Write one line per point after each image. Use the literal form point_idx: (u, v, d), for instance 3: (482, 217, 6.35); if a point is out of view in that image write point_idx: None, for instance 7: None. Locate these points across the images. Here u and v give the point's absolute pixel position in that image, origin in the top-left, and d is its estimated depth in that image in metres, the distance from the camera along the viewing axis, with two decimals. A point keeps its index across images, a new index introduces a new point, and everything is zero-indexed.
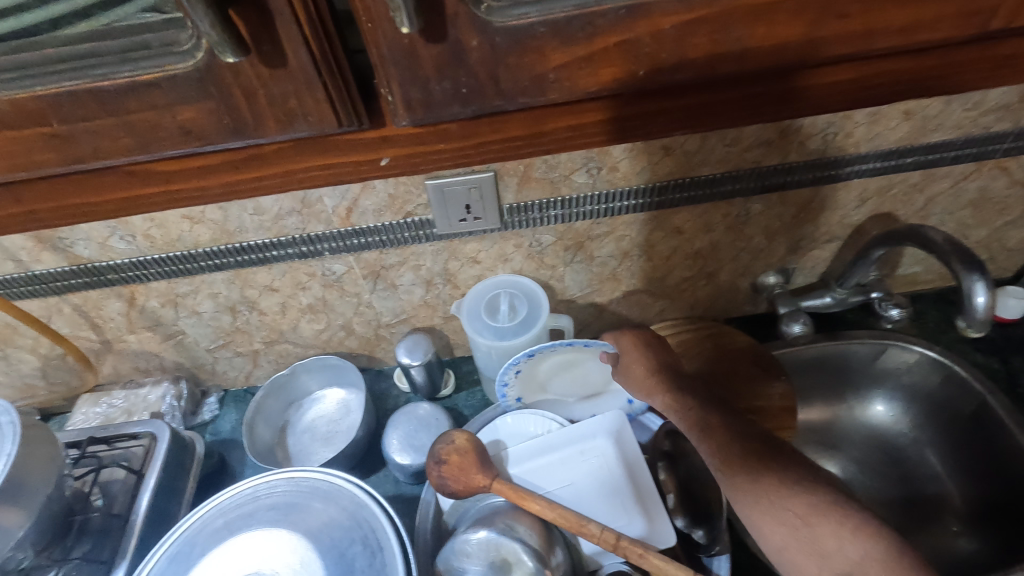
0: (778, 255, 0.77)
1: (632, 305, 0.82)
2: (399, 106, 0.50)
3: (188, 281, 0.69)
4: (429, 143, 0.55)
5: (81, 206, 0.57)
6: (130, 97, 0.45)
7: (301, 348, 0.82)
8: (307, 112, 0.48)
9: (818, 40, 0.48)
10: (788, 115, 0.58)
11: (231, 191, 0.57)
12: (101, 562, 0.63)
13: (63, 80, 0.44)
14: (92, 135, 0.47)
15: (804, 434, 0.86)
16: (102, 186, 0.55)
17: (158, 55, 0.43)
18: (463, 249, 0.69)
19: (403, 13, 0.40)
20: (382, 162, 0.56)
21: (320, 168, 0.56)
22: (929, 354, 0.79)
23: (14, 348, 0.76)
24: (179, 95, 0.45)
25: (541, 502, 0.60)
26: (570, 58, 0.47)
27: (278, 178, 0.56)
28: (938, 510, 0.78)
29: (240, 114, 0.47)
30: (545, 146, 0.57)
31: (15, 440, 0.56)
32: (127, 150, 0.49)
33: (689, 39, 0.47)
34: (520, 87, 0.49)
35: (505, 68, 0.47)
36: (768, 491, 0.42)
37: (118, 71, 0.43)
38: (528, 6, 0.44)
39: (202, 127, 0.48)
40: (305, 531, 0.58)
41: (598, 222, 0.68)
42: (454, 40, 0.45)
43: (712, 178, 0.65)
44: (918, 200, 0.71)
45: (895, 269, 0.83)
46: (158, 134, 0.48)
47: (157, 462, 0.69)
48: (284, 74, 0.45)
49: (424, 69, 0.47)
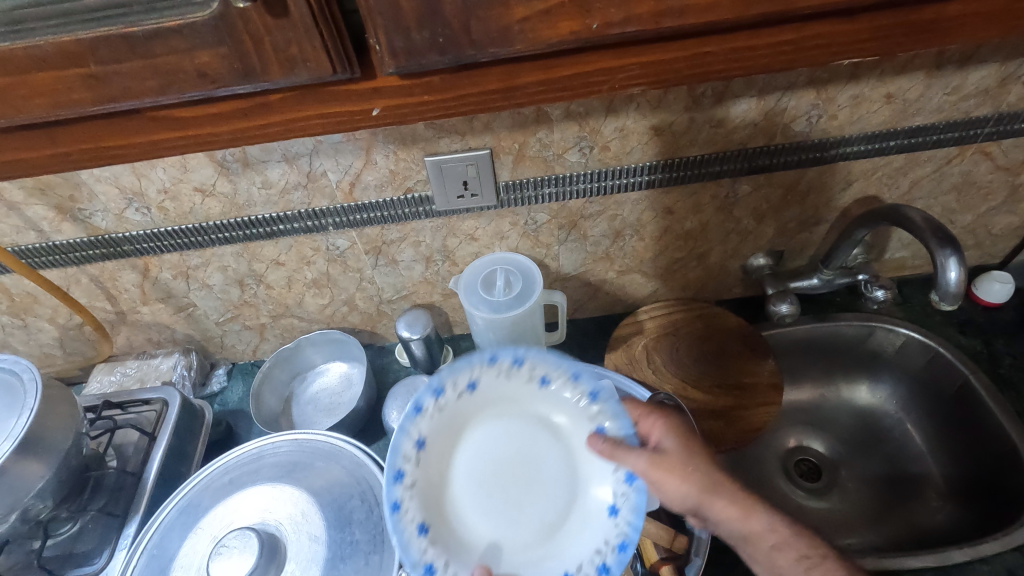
0: (767, 237, 0.79)
1: (625, 286, 0.85)
2: (385, 56, 0.46)
3: (199, 254, 0.72)
4: (415, 95, 0.50)
5: (109, 151, 0.50)
6: (156, 42, 0.42)
7: (306, 323, 0.85)
8: (305, 58, 0.44)
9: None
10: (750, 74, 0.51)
11: (244, 138, 0.51)
12: (116, 515, 0.66)
13: (96, 27, 0.41)
14: (124, 77, 0.44)
15: (792, 414, 0.89)
16: (121, 132, 0.49)
17: (180, 4, 0.40)
18: (462, 226, 0.72)
19: None
20: (373, 112, 0.51)
21: (318, 116, 0.51)
22: (914, 336, 0.82)
23: (34, 318, 0.80)
24: (199, 43, 0.42)
25: None
26: (532, 12, 0.44)
27: (282, 125, 0.51)
28: (919, 485, 0.80)
29: (250, 61, 0.44)
30: (514, 103, 0.51)
31: (37, 394, 0.60)
32: (154, 93, 0.45)
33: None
34: (490, 37, 0.45)
35: (477, 20, 0.44)
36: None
37: (145, 19, 0.41)
38: None
39: (219, 72, 0.44)
40: (308, 487, 0.61)
41: (592, 201, 0.70)
42: None
43: (698, 159, 0.67)
44: (902, 183, 0.73)
45: (882, 254, 0.85)
46: (179, 77, 0.44)
47: (168, 425, 0.73)
48: (286, 23, 0.42)
49: (406, 19, 0.43)
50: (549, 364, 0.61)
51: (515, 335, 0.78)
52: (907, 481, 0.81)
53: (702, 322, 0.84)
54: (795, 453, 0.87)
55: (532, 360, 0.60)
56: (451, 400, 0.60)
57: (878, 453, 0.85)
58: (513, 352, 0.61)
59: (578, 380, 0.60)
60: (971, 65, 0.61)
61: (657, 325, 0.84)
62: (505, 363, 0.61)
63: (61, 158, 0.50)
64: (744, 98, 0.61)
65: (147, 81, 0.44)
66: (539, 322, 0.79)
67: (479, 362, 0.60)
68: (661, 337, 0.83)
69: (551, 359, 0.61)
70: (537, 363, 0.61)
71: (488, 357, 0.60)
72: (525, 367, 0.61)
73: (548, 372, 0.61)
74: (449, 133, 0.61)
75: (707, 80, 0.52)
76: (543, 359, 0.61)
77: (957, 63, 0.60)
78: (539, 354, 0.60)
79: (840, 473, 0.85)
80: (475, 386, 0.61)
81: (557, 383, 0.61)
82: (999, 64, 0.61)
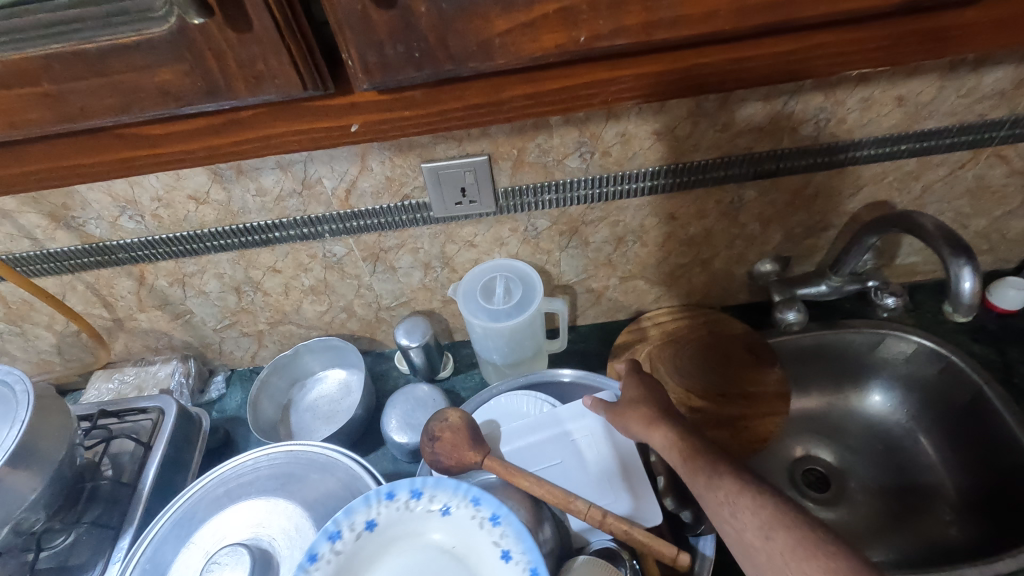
0: (774, 243, 0.77)
1: (628, 292, 0.83)
2: (357, 70, 0.48)
3: (194, 261, 0.71)
4: (393, 109, 0.53)
5: (79, 167, 0.55)
6: (113, 58, 0.44)
7: (304, 329, 0.84)
8: (273, 75, 0.47)
9: (745, 7, 0.46)
10: (735, 85, 0.54)
11: (215, 155, 0.55)
12: (110, 527, 0.66)
13: (50, 44, 0.43)
14: (80, 95, 0.47)
15: (800, 423, 0.87)
16: (93, 149, 0.53)
17: (135, 20, 0.43)
18: (460, 233, 0.71)
19: None
20: (352, 128, 0.54)
21: (295, 133, 0.54)
22: (925, 344, 0.79)
23: (31, 325, 0.79)
24: (156, 60, 0.45)
25: (530, 478, 0.61)
26: (514, 25, 0.46)
27: (256, 143, 0.54)
28: (932, 498, 0.78)
29: (213, 78, 0.47)
30: (503, 116, 0.54)
31: (29, 407, 0.59)
32: (115, 110, 0.49)
33: (624, 7, 0.45)
34: (469, 52, 0.47)
35: (455, 34, 0.46)
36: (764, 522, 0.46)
37: (99, 36, 0.43)
38: None
39: (180, 89, 0.47)
40: (303, 501, 0.60)
41: (593, 207, 0.69)
42: (405, 7, 0.43)
43: (703, 164, 0.65)
44: (914, 187, 0.71)
45: (893, 259, 0.83)
46: (139, 95, 0.47)
47: (164, 435, 0.72)
48: (250, 38, 0.44)
49: (380, 34, 0.45)
50: (449, 492, 0.55)
51: (515, 343, 0.77)
52: (919, 493, 0.79)
53: (705, 329, 0.83)
54: (802, 462, 0.85)
55: (433, 488, 0.55)
56: (348, 543, 0.52)
57: (888, 463, 0.83)
58: (409, 483, 0.55)
59: (479, 503, 0.53)
60: (986, 66, 0.58)
61: (661, 332, 0.83)
62: (402, 496, 0.55)
63: (30, 176, 0.56)
64: (750, 102, 0.59)
65: (105, 99, 0.47)
66: (540, 330, 0.78)
67: (373, 500, 0.54)
68: (665, 343, 0.82)
69: (451, 484, 0.55)
70: (437, 493, 0.55)
71: (382, 493, 0.55)
72: (425, 499, 0.55)
73: (450, 500, 0.55)
74: (446, 139, 0.60)
75: (701, 91, 0.55)
76: (442, 486, 0.55)
77: (972, 65, 0.58)
78: (438, 480, 0.55)
79: (849, 484, 0.83)
80: (372, 526, 0.53)
81: (460, 510, 0.54)
82: (1016, 65, 0.58)
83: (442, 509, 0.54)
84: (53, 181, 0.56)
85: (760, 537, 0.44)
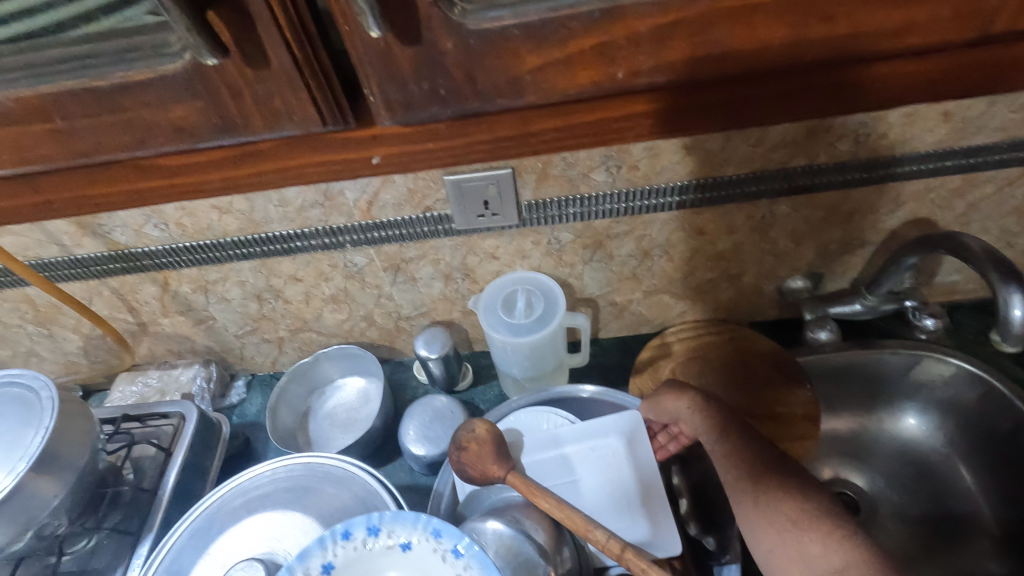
0: (807, 259, 0.75)
1: (652, 306, 0.81)
2: (381, 106, 0.52)
3: (217, 269, 0.71)
4: (417, 141, 0.56)
5: (98, 198, 0.61)
6: (124, 95, 0.48)
7: (324, 337, 0.84)
8: (291, 111, 0.51)
9: (799, 42, 0.49)
10: (792, 116, 0.57)
11: (233, 186, 0.60)
12: (129, 533, 0.66)
13: (66, 79, 0.48)
14: (92, 130, 0.52)
15: (828, 443, 0.84)
16: (117, 179, 0.59)
17: (150, 57, 0.47)
18: (482, 245, 0.70)
19: (368, 16, 0.43)
20: (373, 160, 0.58)
21: (312, 165, 0.59)
22: (965, 367, 0.75)
23: (59, 328, 0.80)
24: (170, 95, 0.49)
25: (551, 499, 0.60)
26: (546, 61, 0.49)
27: (276, 174, 0.59)
28: (967, 528, 0.75)
29: (228, 111, 0.50)
30: (532, 149, 0.58)
31: (53, 414, 0.60)
32: (128, 145, 0.53)
33: (666, 42, 0.48)
34: (498, 89, 0.50)
35: (482, 69, 0.49)
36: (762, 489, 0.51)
37: (113, 71, 0.47)
38: (503, 9, 0.46)
39: (193, 125, 0.51)
40: (318, 514, 0.60)
41: (619, 221, 0.67)
42: (430, 42, 0.47)
43: (735, 178, 0.63)
44: (957, 205, 0.68)
45: (932, 277, 0.79)
46: (152, 131, 0.52)
47: (185, 440, 0.72)
48: (267, 75, 0.48)
49: (403, 71, 0.49)
50: (408, 526, 0.50)
51: (536, 358, 0.76)
52: (953, 522, 0.76)
53: (732, 346, 0.80)
54: (831, 485, 0.82)
55: (393, 523, 0.51)
56: None
57: (922, 489, 0.79)
58: (365, 519, 0.51)
59: (441, 536, 0.49)
60: None
61: (686, 348, 0.81)
62: (358, 535, 0.50)
63: (75, 199, 0.61)
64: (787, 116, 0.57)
65: (123, 132, 0.52)
66: (561, 345, 0.77)
67: (327, 542, 0.50)
68: (689, 360, 0.79)
69: (411, 517, 0.51)
70: (395, 529, 0.50)
71: (337, 534, 0.50)
72: (383, 536, 0.50)
73: (410, 535, 0.50)
74: None
75: (751, 127, 0.58)
76: (401, 520, 0.51)
77: None
78: (397, 514, 0.51)
79: (880, 510, 0.79)
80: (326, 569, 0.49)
81: (419, 546, 0.50)
82: None
83: (402, 546, 0.50)
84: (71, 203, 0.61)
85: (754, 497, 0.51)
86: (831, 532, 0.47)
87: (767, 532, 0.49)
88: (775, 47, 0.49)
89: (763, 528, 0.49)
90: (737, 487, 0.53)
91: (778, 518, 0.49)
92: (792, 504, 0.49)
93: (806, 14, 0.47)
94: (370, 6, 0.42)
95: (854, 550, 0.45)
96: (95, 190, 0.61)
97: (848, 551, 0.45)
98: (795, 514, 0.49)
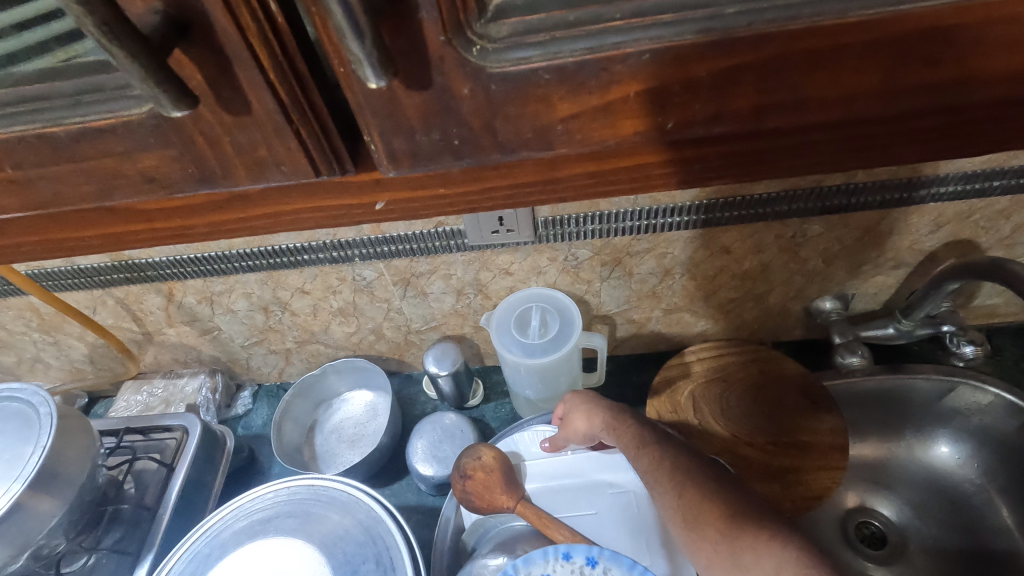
0: (837, 280, 0.71)
1: (672, 323, 0.78)
2: (382, 157, 0.36)
3: (221, 281, 0.69)
4: (427, 186, 0.40)
5: (64, 242, 0.44)
6: (85, 143, 0.33)
7: (331, 349, 0.81)
8: (279, 160, 0.35)
9: (901, 89, 0.32)
10: (877, 167, 0.40)
11: (220, 233, 0.43)
12: (128, 552, 0.64)
13: (7, 125, 0.32)
14: (52, 181, 0.35)
15: (853, 469, 0.79)
16: (78, 224, 0.42)
17: (111, 99, 0.31)
18: (496, 260, 0.67)
19: (366, 66, 0.28)
20: (377, 206, 0.41)
21: (308, 211, 0.41)
22: (1005, 396, 0.70)
23: (64, 335, 0.79)
24: (136, 144, 0.33)
25: (564, 531, 0.57)
26: (586, 107, 0.33)
27: (266, 220, 0.42)
28: (1006, 568, 0.68)
29: (206, 164, 0.35)
30: (557, 198, 0.41)
31: (51, 431, 0.58)
32: (92, 199, 0.37)
33: (728, 88, 0.32)
34: (523, 140, 0.34)
35: (505, 119, 0.33)
36: (690, 498, 0.46)
37: (69, 116, 0.32)
38: (532, 48, 0.30)
39: (170, 176, 0.35)
40: (320, 542, 0.58)
41: (639, 238, 0.64)
42: (443, 88, 0.32)
43: (764, 198, 0.60)
44: (1003, 226, 0.64)
45: (971, 300, 0.75)
46: (122, 183, 0.36)
47: (187, 456, 0.70)
48: (250, 121, 0.33)
49: (409, 118, 0.33)
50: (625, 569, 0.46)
51: (549, 378, 0.73)
52: (990, 561, 0.70)
53: (755, 367, 0.76)
54: (856, 514, 0.77)
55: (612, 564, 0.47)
56: None
57: (955, 522, 0.73)
58: (585, 547, 0.48)
59: None
60: None
61: (706, 368, 0.77)
62: (577, 560, 0.48)
63: (22, 246, 0.44)
64: None
65: (80, 186, 0.36)
66: (576, 365, 0.74)
67: (550, 555, 0.48)
68: (710, 382, 0.75)
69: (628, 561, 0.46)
70: (612, 567, 0.47)
71: (559, 551, 0.48)
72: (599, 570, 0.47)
73: None
74: None
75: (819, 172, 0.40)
76: (618, 561, 0.47)
77: None
78: (616, 555, 0.47)
79: (908, 543, 0.74)
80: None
81: None
82: None
83: None
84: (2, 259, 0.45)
85: (675, 499, 0.47)
86: (764, 536, 0.41)
87: (703, 548, 0.43)
88: (871, 95, 0.33)
89: (694, 542, 0.44)
90: (664, 501, 0.48)
91: (707, 531, 0.43)
92: (722, 515, 0.43)
93: (902, 54, 0.31)
94: (368, 52, 0.28)
95: (790, 551, 0.40)
96: (65, 235, 0.43)
97: (783, 552, 0.40)
98: (723, 525, 0.43)
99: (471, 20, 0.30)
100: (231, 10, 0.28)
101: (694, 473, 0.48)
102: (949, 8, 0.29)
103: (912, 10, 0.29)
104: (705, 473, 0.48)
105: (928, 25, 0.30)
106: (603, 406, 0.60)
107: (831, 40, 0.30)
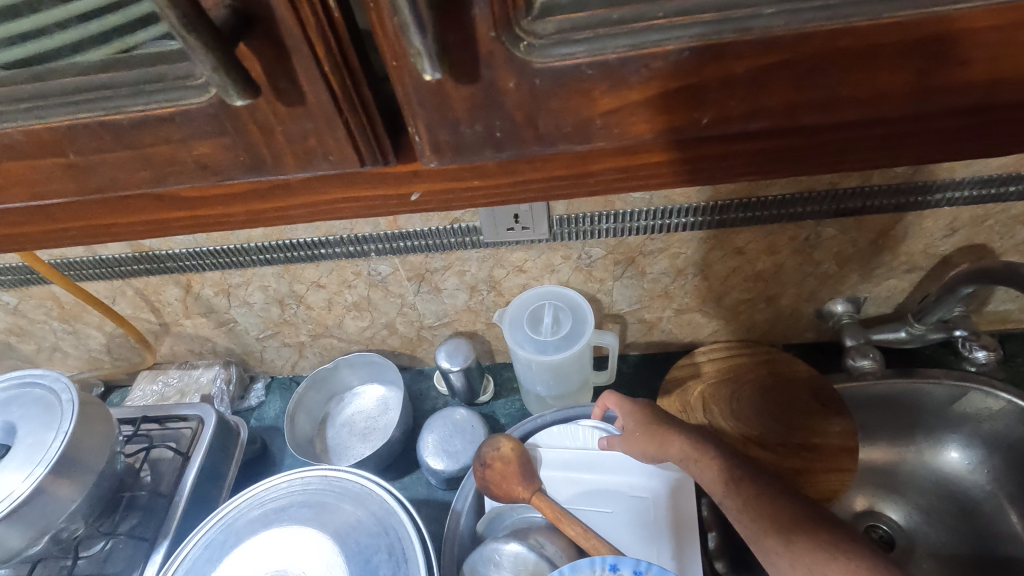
0: (850, 282, 0.71)
1: (683, 324, 0.78)
2: (425, 148, 0.36)
3: (239, 273, 0.70)
4: (462, 179, 0.41)
5: (95, 232, 0.45)
6: (144, 131, 0.34)
7: (344, 343, 0.82)
8: (326, 150, 0.36)
9: (930, 88, 0.33)
10: (901, 166, 0.40)
11: (256, 222, 0.43)
12: (144, 538, 0.66)
13: (70, 114, 0.33)
14: (109, 168, 0.36)
15: (862, 474, 0.78)
16: (112, 214, 0.43)
17: (172, 89, 0.32)
18: (510, 258, 0.67)
19: (425, 59, 0.29)
20: (411, 197, 0.42)
21: (343, 201, 0.42)
22: (1017, 403, 0.69)
23: (83, 325, 0.80)
24: (194, 132, 0.34)
25: (577, 528, 0.60)
26: (621, 103, 0.33)
27: (299, 211, 0.42)
28: None
29: (258, 152, 0.35)
30: (584, 192, 0.42)
31: (71, 418, 0.59)
32: (146, 184, 0.37)
33: (763, 85, 0.32)
34: (563, 134, 0.35)
35: (546, 112, 0.34)
36: (803, 551, 0.43)
37: (130, 106, 0.33)
38: (575, 44, 0.31)
39: (220, 164, 0.36)
40: (333, 532, 0.58)
41: (654, 238, 0.64)
42: (490, 82, 0.32)
43: (781, 199, 0.60)
44: (1018, 231, 0.64)
45: (983, 306, 0.75)
46: (174, 169, 0.36)
47: (203, 445, 0.71)
48: (303, 112, 0.34)
49: (455, 110, 0.34)
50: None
51: (561, 375, 0.74)
52: (999, 567, 0.69)
53: (767, 368, 0.76)
54: (866, 518, 0.77)
55: None
56: None
57: (964, 528, 0.73)
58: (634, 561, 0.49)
59: None
60: None
61: (717, 369, 0.77)
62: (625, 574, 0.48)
63: (60, 235, 0.45)
64: None
65: (135, 172, 0.37)
66: (587, 363, 0.75)
67: (596, 566, 0.49)
68: (720, 383, 0.75)
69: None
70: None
71: (606, 564, 0.49)
72: None
73: None
74: None
75: (842, 169, 0.40)
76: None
77: None
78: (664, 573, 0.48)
79: (916, 548, 0.74)
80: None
81: None
82: None
83: None
84: (35, 246, 0.46)
85: (781, 543, 0.44)
86: None
87: None
88: (900, 95, 0.33)
89: None
90: (767, 547, 0.45)
91: None
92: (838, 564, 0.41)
93: (935, 54, 0.31)
94: (427, 44, 0.29)
95: None
96: (96, 225, 0.44)
97: None
98: None
99: (519, 17, 0.30)
100: (292, 3, 0.29)
101: (797, 513, 0.46)
102: (981, 11, 0.29)
103: (945, 12, 0.29)
104: (814, 515, 0.46)
105: (959, 27, 0.30)
106: (677, 430, 0.60)
107: (867, 39, 0.30)
